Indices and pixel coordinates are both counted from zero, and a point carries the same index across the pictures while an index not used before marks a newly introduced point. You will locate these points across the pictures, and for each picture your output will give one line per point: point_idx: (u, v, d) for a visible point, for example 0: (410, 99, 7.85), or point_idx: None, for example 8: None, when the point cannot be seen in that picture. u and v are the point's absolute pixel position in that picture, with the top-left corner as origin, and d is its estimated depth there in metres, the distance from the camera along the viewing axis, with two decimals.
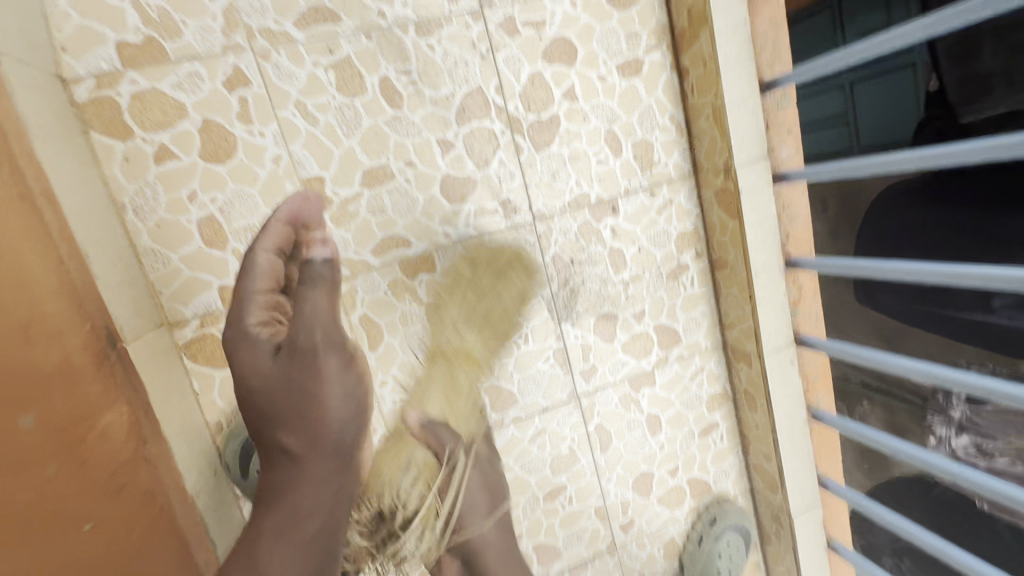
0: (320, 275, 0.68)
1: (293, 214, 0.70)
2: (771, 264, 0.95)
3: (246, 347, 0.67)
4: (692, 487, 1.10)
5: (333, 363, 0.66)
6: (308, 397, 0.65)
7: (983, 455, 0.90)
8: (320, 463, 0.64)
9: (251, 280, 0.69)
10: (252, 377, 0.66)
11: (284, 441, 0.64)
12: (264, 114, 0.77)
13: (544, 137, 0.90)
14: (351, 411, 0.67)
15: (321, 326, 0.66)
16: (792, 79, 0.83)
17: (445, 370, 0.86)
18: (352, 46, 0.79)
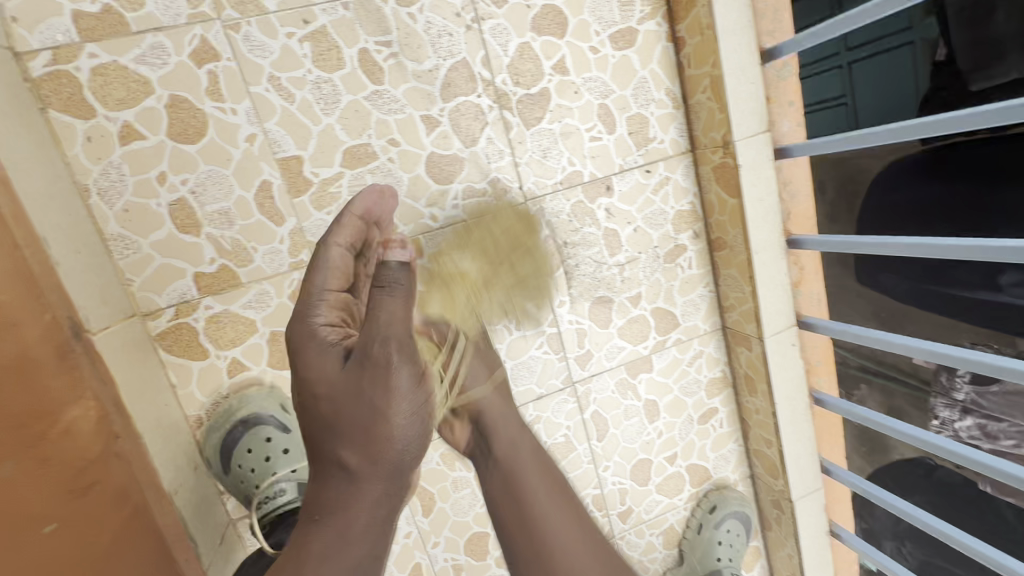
0: (396, 279, 0.52)
1: (368, 208, 0.61)
2: (772, 243, 0.92)
3: (312, 349, 0.52)
4: (691, 475, 1.08)
5: (405, 379, 0.49)
6: (375, 412, 0.48)
7: (987, 437, 0.87)
8: (379, 484, 0.49)
9: (322, 275, 0.56)
10: (316, 385, 0.50)
11: (342, 455, 0.49)
12: (235, 89, 0.73)
13: (534, 113, 0.85)
14: (416, 433, 0.50)
15: (396, 337, 0.50)
16: (793, 47, 0.79)
17: (441, 287, 0.74)
18: (328, 16, 0.74)
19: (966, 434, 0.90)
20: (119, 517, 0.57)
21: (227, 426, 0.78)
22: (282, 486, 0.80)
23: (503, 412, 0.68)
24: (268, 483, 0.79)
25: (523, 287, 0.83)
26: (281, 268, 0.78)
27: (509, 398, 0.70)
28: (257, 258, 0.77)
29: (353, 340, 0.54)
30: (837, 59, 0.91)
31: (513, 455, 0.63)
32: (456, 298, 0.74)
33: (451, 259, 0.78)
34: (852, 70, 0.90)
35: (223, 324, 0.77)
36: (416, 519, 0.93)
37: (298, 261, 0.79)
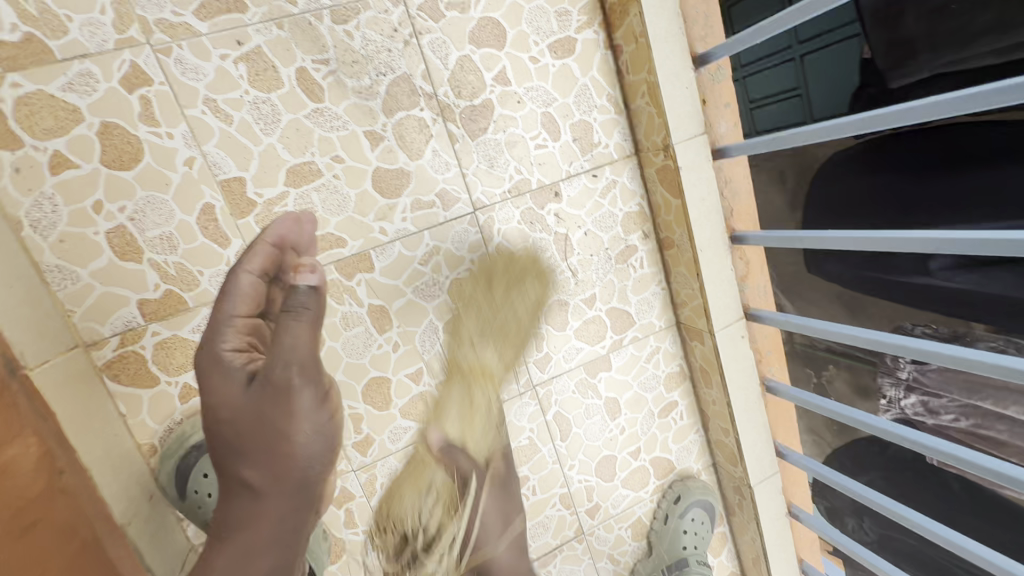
0: (302, 304, 0.55)
1: (282, 235, 0.63)
2: (717, 240, 0.95)
3: (218, 374, 0.58)
4: (655, 468, 1.11)
5: (306, 400, 0.56)
6: (277, 433, 0.55)
7: (929, 413, 0.89)
8: (282, 498, 0.57)
9: (230, 303, 0.60)
10: (223, 408, 0.57)
11: (246, 474, 0.56)
12: (170, 114, 0.72)
13: (478, 124, 0.87)
14: (319, 449, 0.58)
15: (298, 362, 0.55)
16: (723, 52, 0.82)
17: (460, 394, 0.78)
18: (263, 36, 0.74)
19: (910, 412, 0.92)
20: (67, 553, 0.55)
21: (183, 452, 0.77)
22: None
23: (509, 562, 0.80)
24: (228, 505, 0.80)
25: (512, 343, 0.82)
26: None
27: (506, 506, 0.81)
28: (204, 281, 0.77)
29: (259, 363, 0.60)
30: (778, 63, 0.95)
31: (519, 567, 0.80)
32: (478, 403, 0.78)
33: (468, 342, 0.80)
34: (794, 75, 0.94)
35: (172, 350, 0.76)
36: None
37: None
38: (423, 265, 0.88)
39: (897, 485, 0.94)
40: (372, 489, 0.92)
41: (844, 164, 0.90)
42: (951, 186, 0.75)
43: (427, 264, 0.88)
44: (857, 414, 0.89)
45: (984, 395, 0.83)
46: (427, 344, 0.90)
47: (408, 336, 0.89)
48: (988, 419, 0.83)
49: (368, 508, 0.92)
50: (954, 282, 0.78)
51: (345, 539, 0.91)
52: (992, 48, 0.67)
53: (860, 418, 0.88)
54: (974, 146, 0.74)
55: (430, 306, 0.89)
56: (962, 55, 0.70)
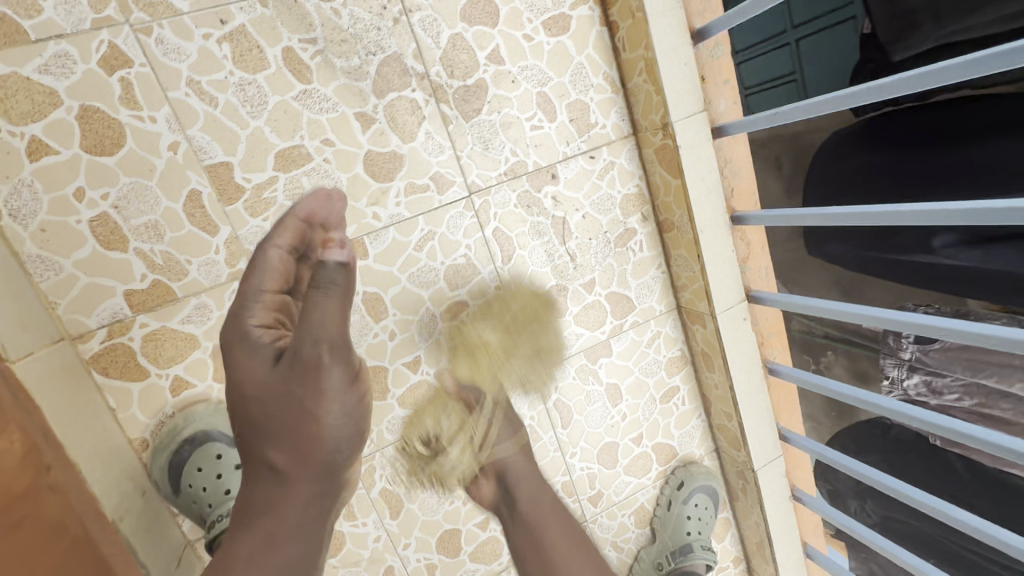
0: (332, 279, 0.53)
1: (312, 212, 0.62)
2: (718, 222, 0.93)
3: (245, 349, 0.57)
4: (657, 454, 1.10)
5: (337, 379, 0.55)
6: (305, 413, 0.54)
7: (932, 393, 0.89)
8: (308, 481, 0.55)
9: (260, 276, 0.59)
10: (248, 385, 0.56)
11: (271, 455, 0.54)
12: (152, 96, 0.69)
13: (472, 104, 0.84)
14: (348, 430, 0.57)
15: (327, 338, 0.53)
16: (721, 26, 0.80)
17: (468, 358, 0.83)
18: (246, 14, 0.71)
19: (913, 392, 0.91)
20: (57, 552, 0.52)
21: (176, 446, 0.75)
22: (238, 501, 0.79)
23: (525, 468, 0.76)
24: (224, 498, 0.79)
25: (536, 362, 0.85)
26: (219, 280, 0.76)
27: (530, 458, 0.78)
28: (193, 270, 0.74)
29: (285, 340, 0.58)
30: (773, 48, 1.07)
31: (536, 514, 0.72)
32: (480, 370, 0.81)
33: (473, 328, 0.85)
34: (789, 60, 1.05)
35: (161, 342, 0.74)
36: (384, 523, 0.92)
37: (236, 270, 0.76)
38: (419, 251, 0.86)
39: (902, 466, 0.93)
40: (372, 480, 0.90)
41: (848, 144, 0.89)
42: (952, 161, 0.74)
43: (423, 249, 0.86)
44: (858, 393, 0.87)
45: (988, 373, 0.82)
46: (424, 332, 0.89)
47: (404, 323, 0.87)
48: (993, 397, 0.82)
49: (367, 499, 0.90)
50: (957, 259, 0.77)
51: (344, 531, 0.90)
52: (997, 16, 0.65)
53: (861, 397, 0.87)
54: (977, 120, 0.72)
55: (427, 292, 0.88)
56: (968, 24, 0.68)
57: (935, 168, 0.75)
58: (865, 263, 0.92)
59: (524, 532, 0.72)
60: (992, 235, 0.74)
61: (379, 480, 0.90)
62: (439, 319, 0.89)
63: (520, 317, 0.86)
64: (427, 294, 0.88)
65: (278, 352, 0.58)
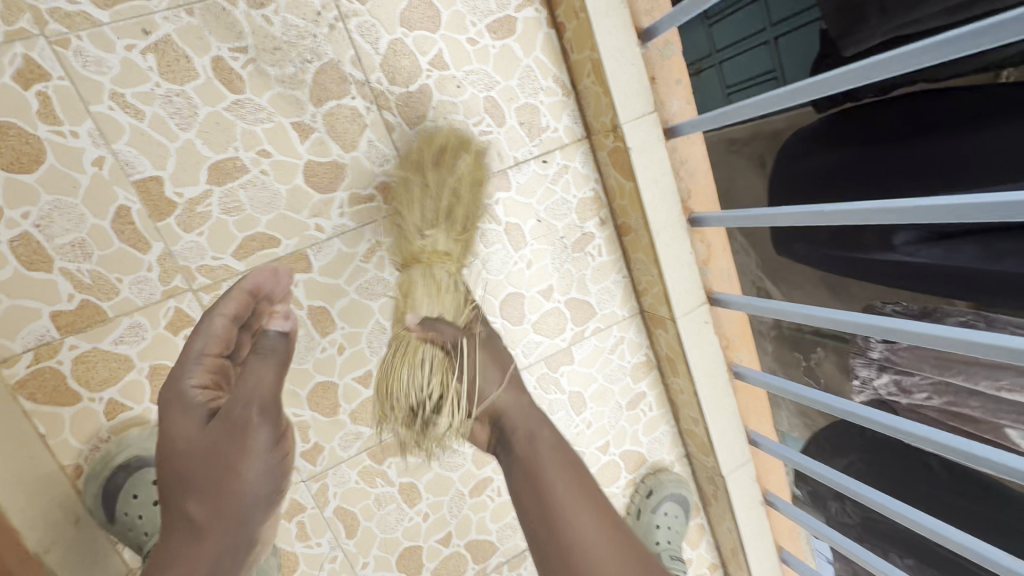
0: (271, 347, 0.60)
1: (259, 284, 0.65)
2: (673, 224, 0.91)
3: (178, 409, 0.58)
4: (626, 461, 1.07)
5: (260, 439, 0.55)
6: (226, 469, 0.54)
7: (902, 392, 0.87)
8: (222, 537, 0.55)
9: (201, 340, 0.61)
10: (175, 443, 0.56)
11: (189, 509, 0.55)
12: (73, 110, 0.67)
13: (416, 111, 0.82)
14: (265, 490, 0.56)
15: (258, 400, 0.56)
16: (666, 26, 0.79)
17: (423, 276, 0.79)
18: (172, 24, 0.69)
19: (885, 392, 0.89)
20: None
21: (110, 473, 0.73)
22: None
23: (518, 406, 0.76)
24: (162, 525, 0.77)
25: (468, 200, 0.81)
26: (152, 298, 0.73)
27: (521, 393, 0.78)
28: (124, 289, 0.72)
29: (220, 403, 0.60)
30: (753, 45, 1.00)
31: (531, 452, 0.71)
32: (434, 279, 0.79)
33: (415, 229, 0.79)
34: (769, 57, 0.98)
35: (92, 363, 0.72)
36: (340, 543, 0.89)
37: (171, 288, 0.74)
38: (367, 262, 0.83)
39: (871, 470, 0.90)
40: (325, 499, 0.87)
41: (805, 143, 0.86)
42: (910, 157, 0.71)
43: (370, 260, 0.84)
44: (827, 398, 0.85)
45: (956, 371, 0.80)
46: (374, 345, 0.86)
47: (352, 337, 0.85)
48: (961, 396, 0.80)
49: (321, 519, 0.88)
50: (918, 258, 0.75)
51: (298, 553, 0.87)
52: (942, 7, 0.62)
53: (838, 404, 0.84)
54: (943, 111, 0.69)
55: (376, 304, 0.85)
56: (912, 18, 0.66)
57: (894, 163, 0.72)
58: (833, 263, 0.89)
59: (522, 475, 0.71)
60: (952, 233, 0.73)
61: (333, 499, 0.88)
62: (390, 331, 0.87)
63: (453, 187, 0.79)
64: (376, 306, 0.85)
65: (211, 413, 0.59)
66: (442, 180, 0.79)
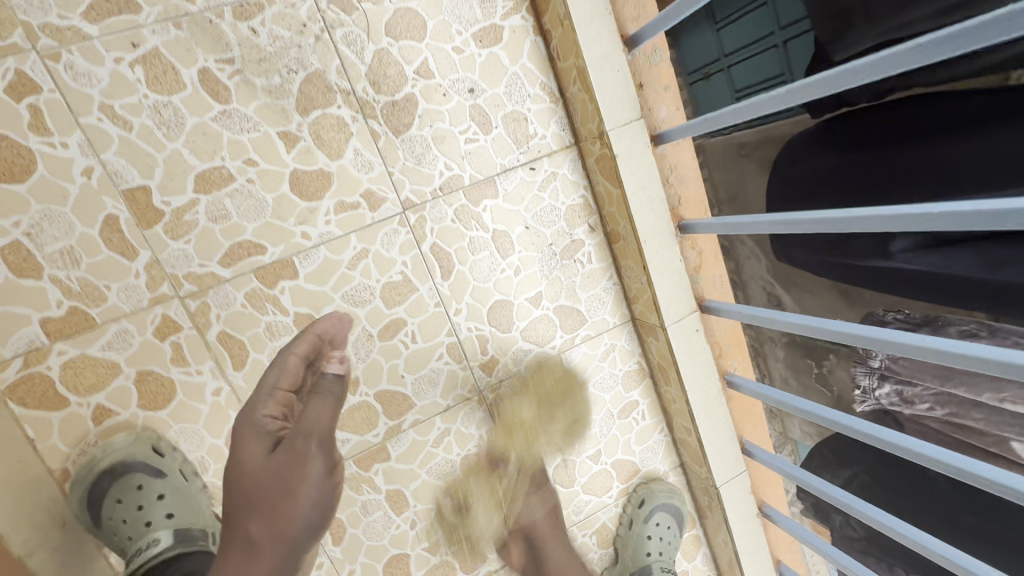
0: (329, 388, 0.62)
1: (326, 329, 0.71)
2: (663, 230, 0.90)
3: (248, 435, 0.60)
4: (618, 471, 1.06)
5: (318, 469, 0.56)
6: (284, 491, 0.55)
7: (905, 403, 0.84)
8: (274, 562, 0.54)
9: (276, 374, 0.64)
10: (242, 467, 0.57)
11: (249, 530, 0.54)
12: (63, 122, 0.69)
13: (402, 120, 0.83)
14: (317, 520, 0.56)
15: (319, 434, 0.58)
16: (652, 32, 0.78)
17: (520, 437, 0.90)
18: (160, 37, 0.71)
19: (886, 403, 0.86)
20: None
21: (96, 478, 0.74)
22: (157, 536, 0.75)
23: None
24: (144, 530, 0.76)
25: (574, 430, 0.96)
26: (140, 304, 0.74)
27: None
28: (112, 296, 0.73)
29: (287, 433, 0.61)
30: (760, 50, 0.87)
31: None
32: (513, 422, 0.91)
33: (512, 405, 0.92)
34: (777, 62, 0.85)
35: (81, 369, 0.73)
36: (326, 549, 0.90)
37: (158, 294, 0.75)
38: (352, 269, 0.84)
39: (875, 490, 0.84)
40: None
41: (806, 144, 0.75)
42: (917, 161, 0.61)
43: (357, 268, 0.84)
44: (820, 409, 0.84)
45: (956, 381, 0.76)
46: (361, 352, 0.87)
47: None
48: (963, 407, 0.77)
49: None
50: (915, 265, 0.69)
51: None
52: (931, 10, 0.55)
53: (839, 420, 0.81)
54: None
55: (363, 311, 0.85)
56: (900, 23, 0.59)
57: (900, 168, 0.63)
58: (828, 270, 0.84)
59: None
60: (954, 236, 0.65)
61: None
62: (377, 338, 0.87)
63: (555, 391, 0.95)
64: (362, 313, 0.85)
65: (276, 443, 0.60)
66: (535, 386, 0.93)
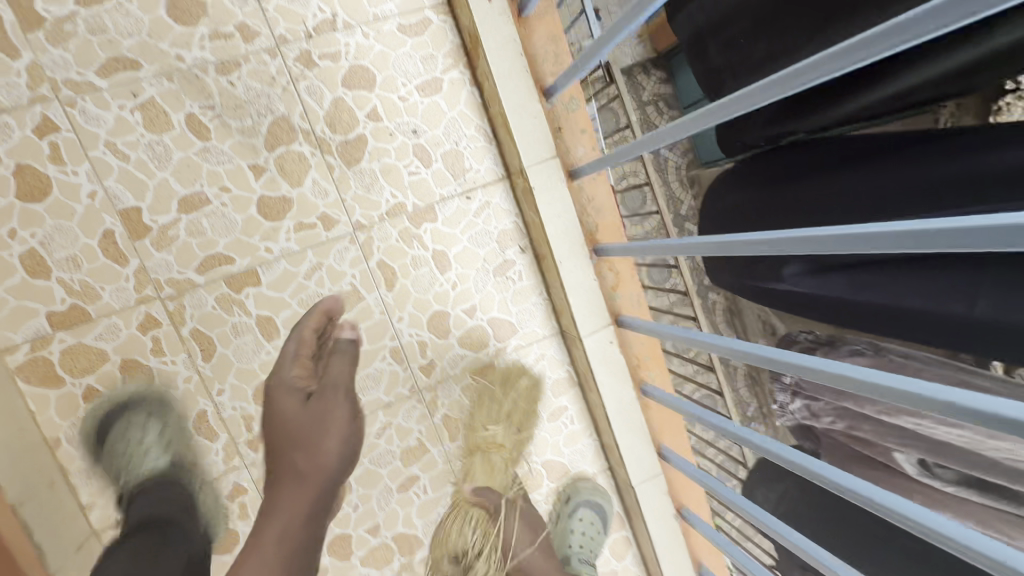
0: (345, 350, 0.87)
1: (330, 307, 0.90)
2: (578, 253, 1.03)
3: (283, 391, 0.81)
4: (549, 469, 1.17)
5: (344, 409, 0.80)
6: (322, 427, 0.77)
7: (813, 416, 0.96)
8: (319, 484, 0.74)
9: (295, 345, 0.85)
10: (284, 414, 0.78)
11: (296, 462, 0.75)
12: (75, 154, 0.86)
13: (354, 155, 0.99)
14: (346, 452, 0.78)
15: (342, 384, 0.83)
16: (561, 87, 0.92)
17: (482, 457, 1.05)
18: (156, 88, 0.89)
19: (799, 416, 0.98)
20: None
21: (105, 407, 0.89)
22: (150, 456, 0.87)
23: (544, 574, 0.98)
24: (135, 461, 0.86)
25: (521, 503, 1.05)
26: (127, 303, 0.90)
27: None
28: (105, 295, 0.89)
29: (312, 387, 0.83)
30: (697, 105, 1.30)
31: None
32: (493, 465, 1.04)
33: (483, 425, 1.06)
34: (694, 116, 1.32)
35: (76, 355, 0.89)
36: None
37: (142, 295, 0.91)
38: (308, 279, 0.98)
39: (803, 513, 0.90)
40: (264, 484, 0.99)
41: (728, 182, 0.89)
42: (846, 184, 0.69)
43: (311, 278, 0.99)
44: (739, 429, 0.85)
45: (848, 397, 0.88)
46: None
47: None
48: (856, 419, 0.89)
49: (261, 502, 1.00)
50: (802, 287, 0.78)
51: (239, 531, 0.99)
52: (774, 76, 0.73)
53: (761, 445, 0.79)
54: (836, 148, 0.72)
55: None
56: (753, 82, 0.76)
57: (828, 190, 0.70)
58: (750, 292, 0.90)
59: None
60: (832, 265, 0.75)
61: None
62: None
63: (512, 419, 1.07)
64: None
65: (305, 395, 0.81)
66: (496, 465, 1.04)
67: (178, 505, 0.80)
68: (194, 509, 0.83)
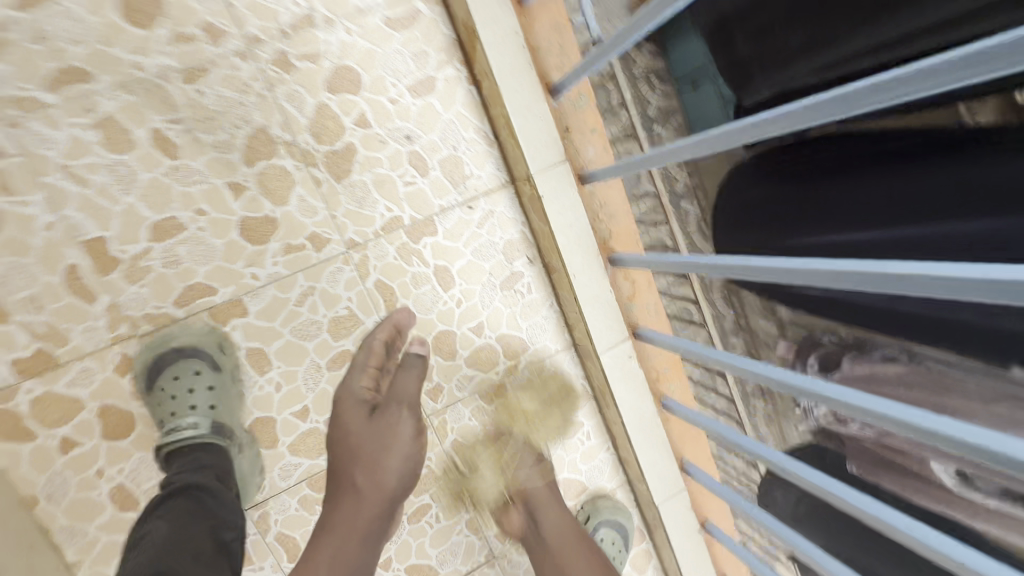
0: (412, 364, 0.83)
1: (400, 320, 0.87)
2: (592, 264, 0.95)
3: (349, 402, 0.79)
4: (566, 488, 1.11)
5: (407, 428, 0.77)
6: (382, 445, 0.75)
7: None
8: (376, 503, 0.73)
9: (365, 354, 0.84)
10: (347, 426, 0.77)
11: (355, 479, 0.73)
12: (27, 182, 0.77)
13: (343, 167, 0.89)
14: (407, 472, 0.76)
15: (406, 399, 0.79)
16: (569, 84, 0.83)
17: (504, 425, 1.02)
18: (113, 102, 0.78)
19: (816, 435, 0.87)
20: None
21: (158, 352, 0.83)
22: (196, 420, 0.83)
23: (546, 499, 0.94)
24: (179, 418, 0.82)
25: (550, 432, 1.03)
26: (100, 344, 0.82)
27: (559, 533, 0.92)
28: (74, 337, 0.81)
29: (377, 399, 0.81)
30: None
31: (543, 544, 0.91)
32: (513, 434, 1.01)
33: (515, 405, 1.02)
34: None
35: (47, 404, 0.80)
36: (282, 566, 0.94)
37: (117, 335, 0.82)
38: (300, 305, 0.90)
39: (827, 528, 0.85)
40: (265, 525, 0.93)
41: None
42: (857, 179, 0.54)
43: (303, 304, 0.90)
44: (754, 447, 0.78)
45: None
46: (310, 383, 0.91)
47: (289, 376, 0.91)
48: None
49: (264, 544, 0.93)
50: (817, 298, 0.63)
51: None
52: (812, 66, 0.56)
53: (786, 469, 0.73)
54: None
55: (311, 344, 0.91)
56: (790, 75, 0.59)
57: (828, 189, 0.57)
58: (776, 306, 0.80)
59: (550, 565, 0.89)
60: None
61: (273, 527, 0.93)
62: (325, 369, 0.92)
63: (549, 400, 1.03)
64: (311, 346, 0.91)
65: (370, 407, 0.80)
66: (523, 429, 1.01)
67: (216, 474, 0.77)
68: (231, 479, 0.79)
